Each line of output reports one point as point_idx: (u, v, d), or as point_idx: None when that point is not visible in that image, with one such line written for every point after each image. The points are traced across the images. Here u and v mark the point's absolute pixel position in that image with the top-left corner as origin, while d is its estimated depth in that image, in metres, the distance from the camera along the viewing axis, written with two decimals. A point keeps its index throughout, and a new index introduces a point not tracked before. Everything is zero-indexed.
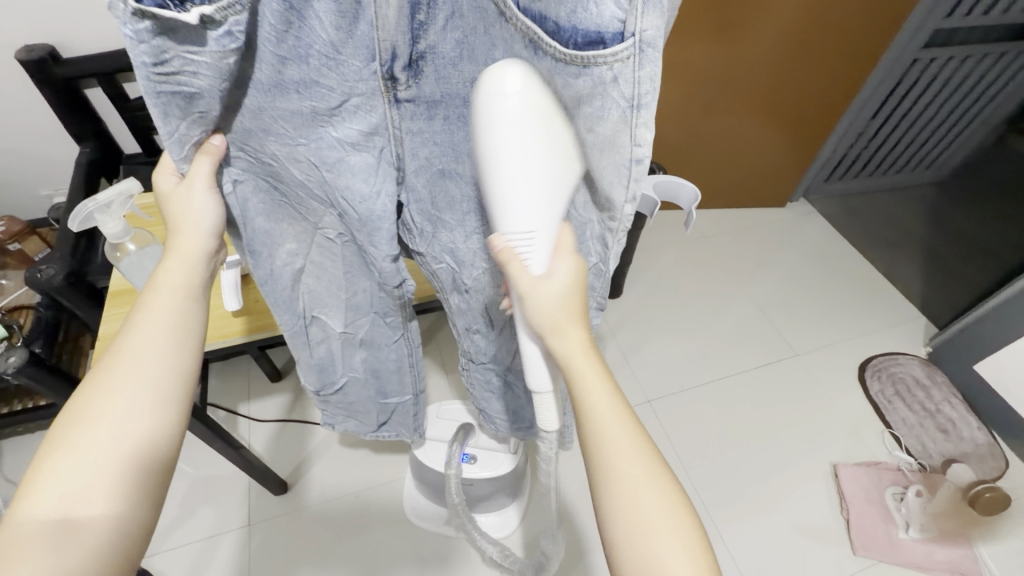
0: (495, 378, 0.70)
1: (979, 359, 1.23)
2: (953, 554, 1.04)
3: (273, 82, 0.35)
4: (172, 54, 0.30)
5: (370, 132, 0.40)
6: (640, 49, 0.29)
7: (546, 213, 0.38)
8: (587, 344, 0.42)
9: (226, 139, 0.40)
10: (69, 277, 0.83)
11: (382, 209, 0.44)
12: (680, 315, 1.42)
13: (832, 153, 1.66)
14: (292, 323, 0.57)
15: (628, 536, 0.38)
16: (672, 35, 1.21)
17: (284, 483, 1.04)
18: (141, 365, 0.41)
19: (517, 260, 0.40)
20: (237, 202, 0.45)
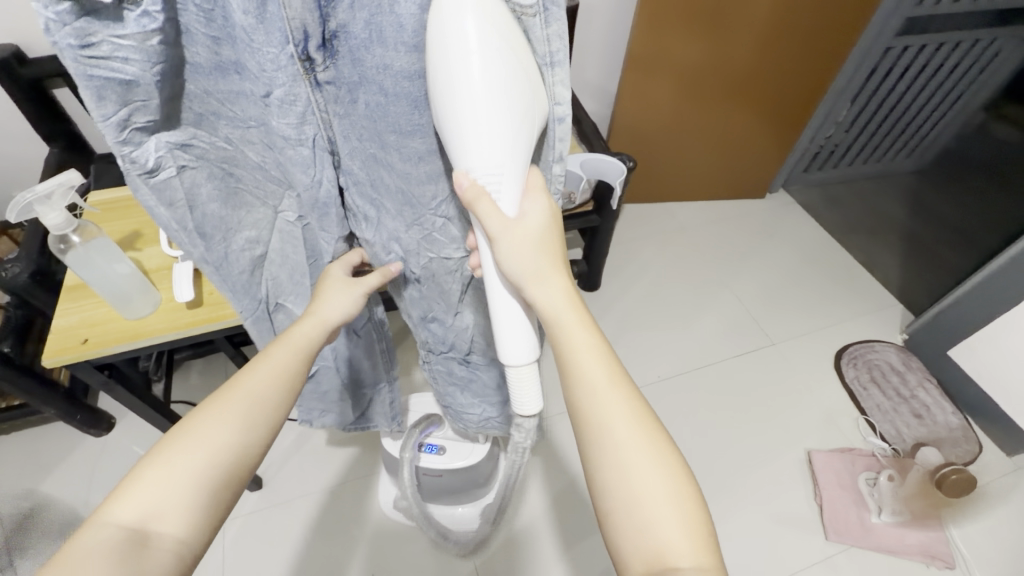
0: (459, 368, 0.71)
1: (952, 344, 1.24)
2: (924, 537, 1.05)
3: (213, 63, 0.36)
4: (99, 37, 0.29)
5: (299, 124, 0.38)
6: (545, 7, 0.33)
7: (512, 153, 0.38)
8: (564, 294, 0.45)
9: (180, 131, 0.38)
10: (35, 275, 0.83)
11: (326, 195, 0.43)
12: (658, 307, 1.43)
13: (809, 144, 1.66)
14: (254, 308, 0.55)
15: (629, 509, 0.39)
16: (647, 28, 1.20)
17: (259, 479, 1.05)
18: (247, 403, 0.43)
19: (485, 200, 0.40)
20: (186, 186, 0.41)
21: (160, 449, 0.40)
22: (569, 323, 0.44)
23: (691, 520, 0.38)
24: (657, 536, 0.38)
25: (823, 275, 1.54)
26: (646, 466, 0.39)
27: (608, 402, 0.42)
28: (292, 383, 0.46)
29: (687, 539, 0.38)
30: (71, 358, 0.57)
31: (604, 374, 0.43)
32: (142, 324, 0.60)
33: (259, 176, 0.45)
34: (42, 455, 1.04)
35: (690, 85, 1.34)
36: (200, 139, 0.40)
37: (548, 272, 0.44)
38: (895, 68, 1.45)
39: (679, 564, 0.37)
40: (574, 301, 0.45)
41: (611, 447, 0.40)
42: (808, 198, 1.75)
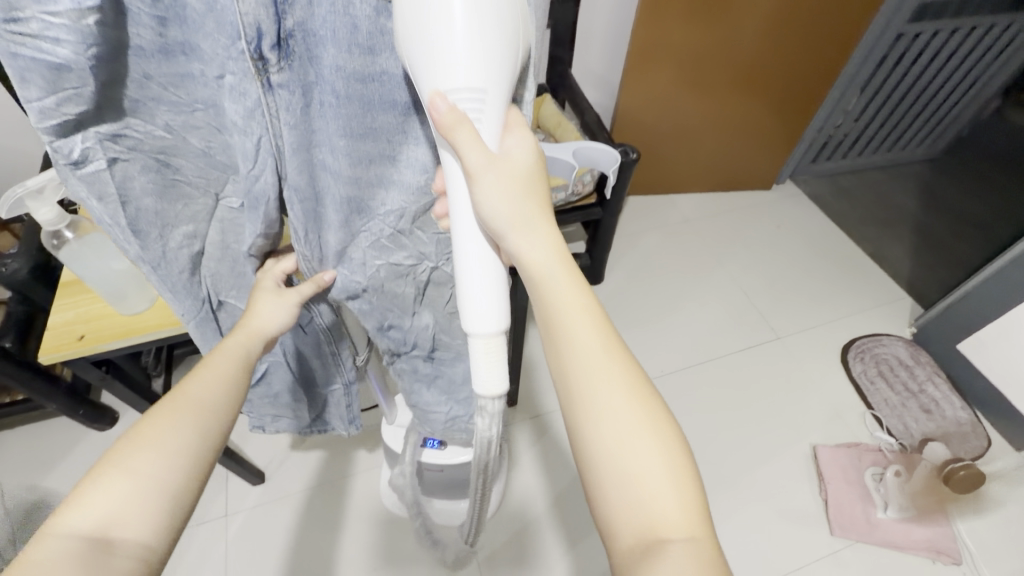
0: (423, 365, 0.67)
1: (962, 338, 1.22)
2: (931, 533, 1.04)
3: (157, 45, 0.33)
4: (27, 13, 0.27)
5: (247, 118, 0.35)
6: None
7: (495, 65, 0.34)
8: (553, 246, 0.43)
9: (115, 122, 0.36)
10: (35, 270, 0.83)
11: (260, 192, 0.40)
12: (663, 300, 1.41)
13: (818, 133, 1.62)
14: (194, 309, 0.51)
15: (616, 482, 0.37)
16: (654, 15, 1.17)
17: (262, 473, 1.05)
18: (199, 406, 0.44)
19: (466, 125, 0.36)
20: (117, 180, 0.38)
21: (109, 459, 0.39)
22: (553, 279, 0.42)
23: (683, 492, 0.37)
24: (646, 508, 0.36)
25: (830, 268, 1.51)
26: (635, 435, 0.38)
27: (601, 371, 0.39)
28: (235, 390, 0.47)
29: (678, 509, 0.36)
30: (70, 354, 0.57)
31: (597, 339, 0.41)
32: (138, 320, 0.60)
33: (202, 164, 0.41)
34: (48, 450, 1.05)
35: (696, 74, 1.32)
36: (134, 129, 0.37)
37: (531, 218, 0.43)
38: (905, 55, 1.42)
39: (670, 537, 0.35)
40: (559, 254, 0.43)
41: (603, 417, 0.38)
42: (816, 190, 1.71)
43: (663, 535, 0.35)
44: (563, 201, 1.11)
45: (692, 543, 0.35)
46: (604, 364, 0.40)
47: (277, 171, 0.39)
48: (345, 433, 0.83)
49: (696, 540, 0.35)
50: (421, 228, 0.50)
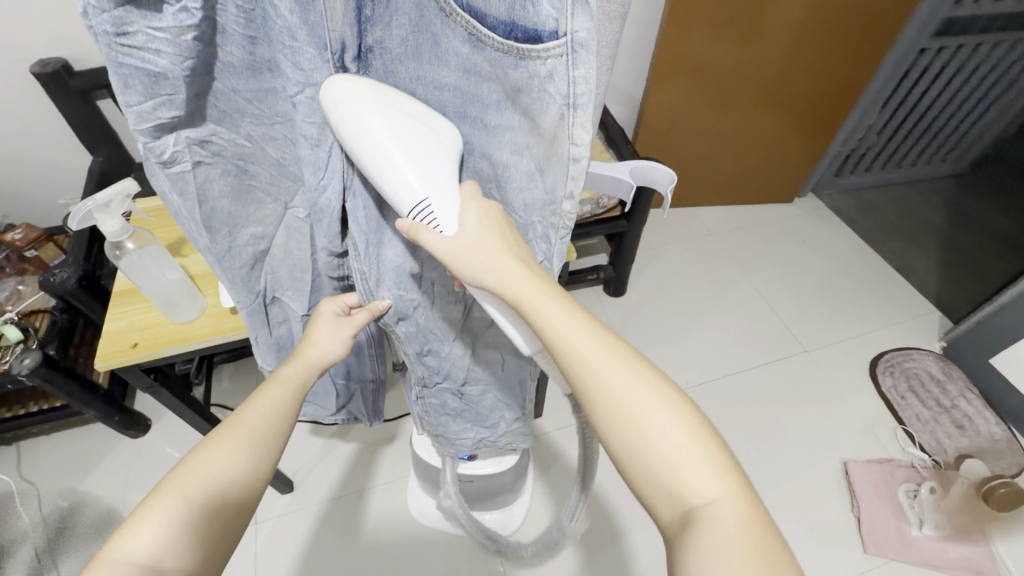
0: (453, 399, 0.69)
1: (996, 353, 1.20)
2: (968, 552, 1.02)
3: (245, 62, 0.36)
4: (135, 27, 0.30)
5: (321, 128, 0.38)
6: (573, 48, 0.32)
7: (438, 177, 0.37)
8: (529, 271, 0.39)
9: (201, 127, 0.38)
10: (82, 280, 0.85)
11: (326, 202, 0.41)
12: (686, 314, 1.41)
13: (840, 148, 1.64)
14: (251, 301, 0.54)
15: (641, 467, 0.36)
16: (678, 32, 1.19)
17: (290, 482, 1.06)
18: (255, 433, 0.45)
19: (425, 229, 0.38)
20: (199, 181, 0.41)
21: (167, 485, 0.41)
22: (534, 300, 0.38)
23: (706, 453, 0.36)
24: (672, 478, 0.35)
25: (857, 282, 1.50)
26: (643, 399, 0.37)
27: (595, 359, 0.37)
28: (286, 419, 0.49)
29: (701, 467, 0.35)
30: (124, 361, 0.59)
31: (583, 336, 0.37)
32: (190, 328, 0.61)
33: (275, 172, 0.45)
34: (84, 454, 1.07)
35: (720, 88, 1.33)
36: (220, 136, 0.40)
37: (499, 259, 0.39)
38: (929, 70, 1.42)
39: (698, 503, 0.34)
40: (538, 278, 0.39)
41: (609, 398, 0.37)
42: (840, 204, 1.71)
43: (694, 501, 0.34)
44: (590, 214, 1.12)
45: (725, 502, 0.34)
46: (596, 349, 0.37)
47: (344, 180, 0.41)
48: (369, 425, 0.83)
49: (729, 498, 0.34)
50: None
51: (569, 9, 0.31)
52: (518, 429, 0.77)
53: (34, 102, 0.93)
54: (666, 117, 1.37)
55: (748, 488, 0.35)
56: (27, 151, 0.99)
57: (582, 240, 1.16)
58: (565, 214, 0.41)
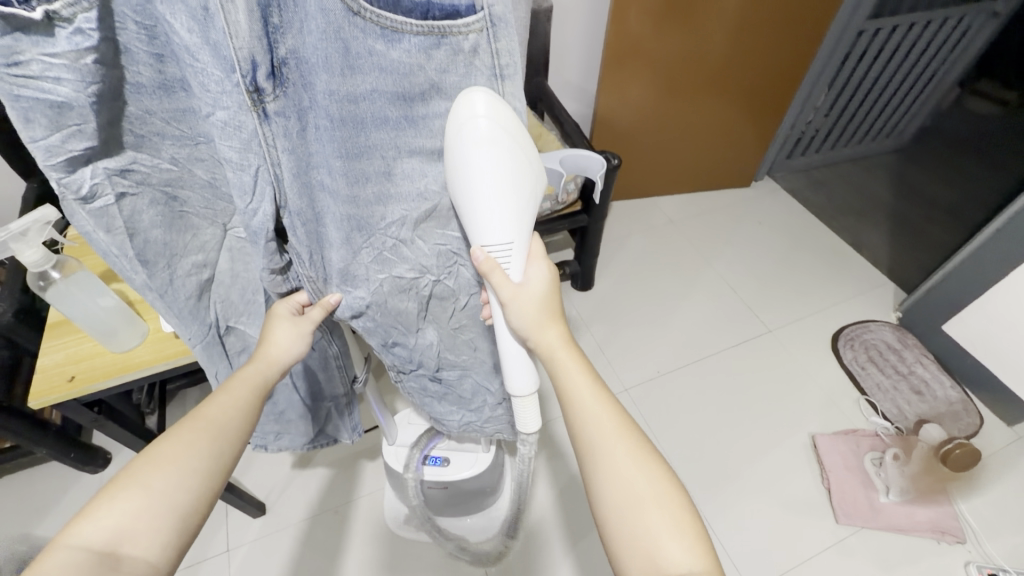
0: (432, 383, 0.66)
1: (947, 319, 1.24)
2: (934, 513, 1.05)
3: (157, 82, 0.35)
4: (28, 55, 0.28)
5: (242, 151, 0.35)
6: (492, 22, 0.36)
7: (517, 229, 0.46)
8: (564, 339, 0.51)
9: (120, 156, 0.36)
10: (18, 312, 0.83)
11: (259, 225, 0.39)
12: (653, 303, 1.42)
13: (790, 129, 1.67)
14: (201, 335, 0.50)
15: (625, 534, 0.42)
16: (623, 25, 1.20)
17: (261, 504, 1.03)
18: (217, 424, 0.44)
19: (498, 269, 0.47)
20: (126, 215, 0.39)
21: (127, 476, 0.39)
22: (567, 364, 0.49)
23: (685, 529, 0.42)
24: (657, 551, 0.41)
25: (816, 258, 1.54)
26: (635, 473, 0.44)
27: (609, 437, 0.46)
28: (251, 413, 0.46)
29: (677, 542, 0.41)
30: (59, 397, 0.56)
31: (602, 408, 0.47)
32: (130, 357, 0.59)
33: (207, 195, 0.42)
34: (38, 496, 1.02)
35: (669, 78, 1.34)
36: (142, 163, 0.38)
37: (547, 324, 0.50)
38: (868, 50, 1.47)
39: (676, 571, 0.40)
40: (570, 344, 0.51)
41: (613, 474, 0.44)
42: (793, 183, 1.76)
43: (670, 566, 0.40)
44: (549, 211, 1.12)
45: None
46: (603, 420, 0.47)
47: (276, 201, 0.38)
48: (349, 443, 0.80)
49: (702, 573, 0.40)
50: (421, 239, 0.48)
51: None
52: (503, 414, 0.75)
53: None
54: (618, 110, 1.38)
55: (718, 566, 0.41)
56: None
57: (543, 236, 1.16)
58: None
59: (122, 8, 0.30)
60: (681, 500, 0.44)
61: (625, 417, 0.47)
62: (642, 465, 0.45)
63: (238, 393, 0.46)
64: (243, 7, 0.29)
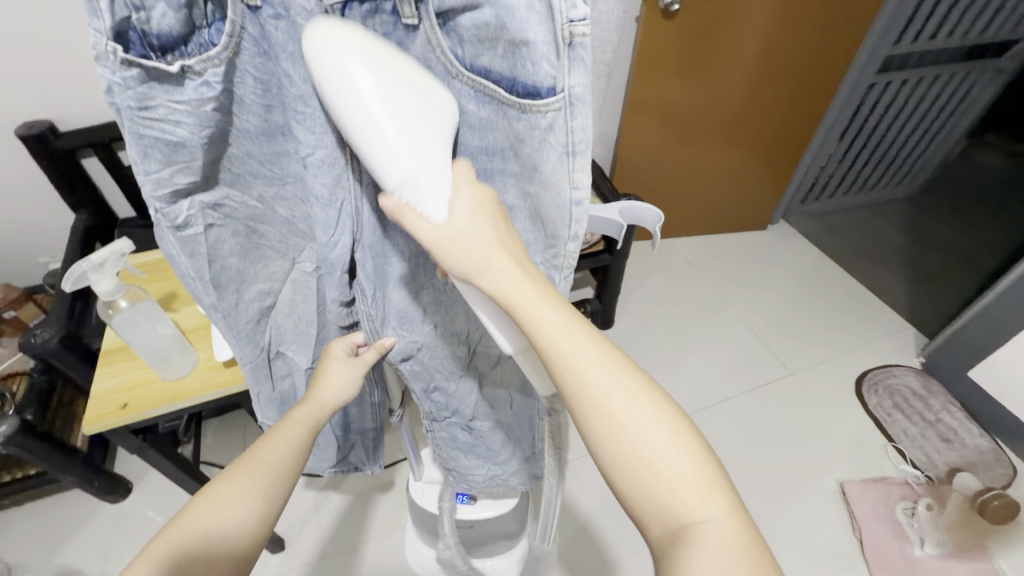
0: (462, 434, 0.67)
1: (972, 366, 1.23)
2: (972, 568, 1.02)
3: (260, 129, 0.38)
4: (158, 101, 0.31)
5: (332, 187, 0.38)
6: (570, 102, 0.34)
7: (425, 155, 0.32)
8: (520, 268, 0.36)
9: (214, 190, 0.39)
10: (65, 339, 0.83)
11: (338, 257, 0.42)
12: (673, 343, 1.42)
13: (805, 175, 1.69)
14: (254, 357, 0.52)
15: (630, 480, 0.35)
16: (644, 73, 1.25)
17: (282, 540, 1.01)
18: (269, 469, 0.45)
19: (412, 210, 0.33)
20: (209, 243, 0.41)
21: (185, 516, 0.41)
22: (523, 296, 0.35)
23: (705, 475, 0.35)
24: (670, 496, 0.34)
25: (834, 302, 1.55)
26: (641, 421, 0.35)
27: (589, 374, 0.35)
28: (300, 456, 0.47)
29: (694, 487, 0.34)
30: (111, 423, 0.57)
31: (579, 345, 0.35)
32: (181, 385, 0.60)
33: (284, 231, 0.45)
34: (56, 527, 1.01)
35: (689, 125, 1.39)
36: (232, 199, 0.40)
37: (491, 254, 0.35)
38: (879, 102, 1.52)
39: (697, 518, 0.33)
40: (527, 274, 0.36)
41: (603, 413, 0.35)
42: (809, 228, 1.78)
43: (689, 519, 0.34)
44: None
45: (721, 520, 0.34)
46: (592, 368, 0.35)
47: (354, 234, 0.41)
48: (371, 474, 0.79)
49: (725, 518, 0.34)
50: None
51: (566, 67, 0.32)
52: (527, 469, 0.76)
53: (18, 165, 0.93)
54: (639, 155, 1.43)
55: (744, 509, 0.35)
56: (8, 213, 0.98)
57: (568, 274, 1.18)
58: (568, 255, 0.43)
59: (245, 65, 0.33)
60: (688, 428, 0.36)
61: (610, 347, 0.37)
62: (646, 403, 0.35)
63: (287, 437, 0.47)
64: None
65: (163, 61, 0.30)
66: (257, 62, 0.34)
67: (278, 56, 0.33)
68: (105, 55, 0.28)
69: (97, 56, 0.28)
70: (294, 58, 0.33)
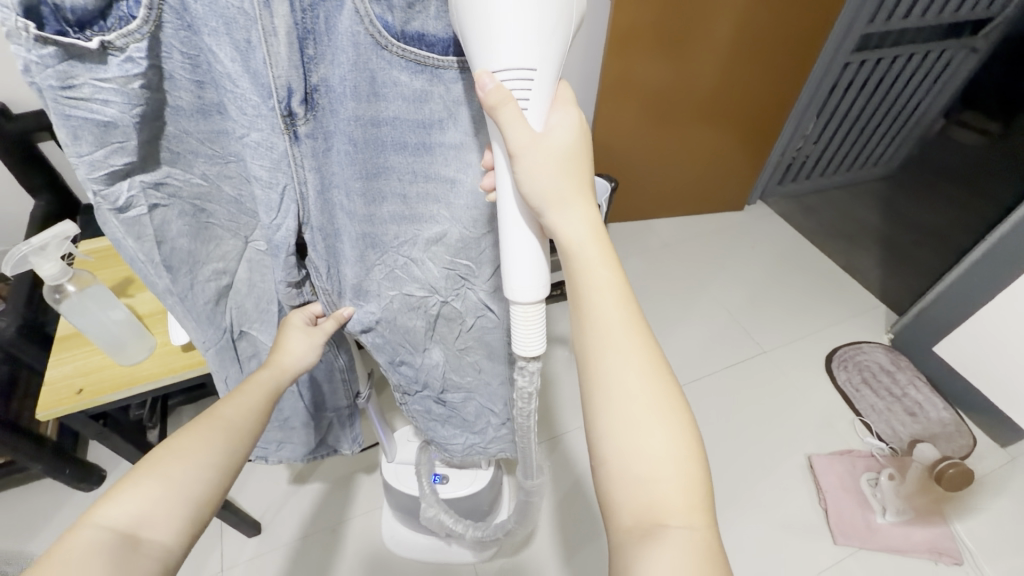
0: (436, 406, 0.67)
1: (937, 341, 1.27)
2: (930, 534, 1.06)
3: (195, 105, 0.36)
4: (81, 80, 0.31)
5: (272, 169, 0.38)
6: None
7: (544, 47, 0.34)
8: (593, 226, 0.41)
9: (155, 171, 0.38)
10: (22, 328, 0.84)
11: (281, 240, 0.41)
12: (647, 322, 1.44)
13: (781, 156, 1.72)
14: (217, 338, 0.51)
15: (618, 461, 0.36)
16: (618, 53, 1.24)
17: (257, 524, 1.02)
18: (238, 423, 0.45)
19: (510, 103, 0.34)
20: (156, 224, 0.41)
21: (150, 462, 0.40)
22: (590, 254, 0.40)
23: (691, 489, 0.36)
24: (653, 493, 0.35)
25: (807, 281, 1.57)
26: (650, 421, 0.37)
27: (616, 349, 0.38)
28: (265, 415, 0.47)
29: (683, 495, 0.35)
30: (67, 408, 0.57)
31: (621, 317, 0.39)
32: (138, 369, 0.60)
33: (233, 210, 0.44)
34: (30, 516, 1.00)
35: (664, 104, 1.39)
36: (175, 177, 0.40)
37: (571, 199, 0.40)
38: (854, 81, 1.52)
39: (668, 521, 0.35)
40: (600, 235, 0.41)
41: (619, 387, 0.38)
42: (786, 210, 1.81)
43: (662, 518, 0.35)
44: None
45: (689, 531, 0.34)
46: (626, 350, 0.38)
47: (298, 218, 0.41)
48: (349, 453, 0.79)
49: (697, 530, 0.34)
50: (432, 261, 0.49)
51: None
52: (506, 435, 0.75)
53: None
54: (614, 134, 1.42)
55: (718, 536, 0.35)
56: None
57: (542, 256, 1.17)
58: None
59: (169, 42, 0.32)
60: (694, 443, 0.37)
61: (646, 334, 0.40)
62: (662, 406, 0.37)
63: (254, 397, 0.47)
64: (283, 39, 0.32)
65: (81, 37, 0.29)
66: (181, 40, 0.32)
67: (201, 31, 0.32)
68: (16, 32, 0.27)
69: (7, 34, 0.27)
70: (218, 35, 0.32)
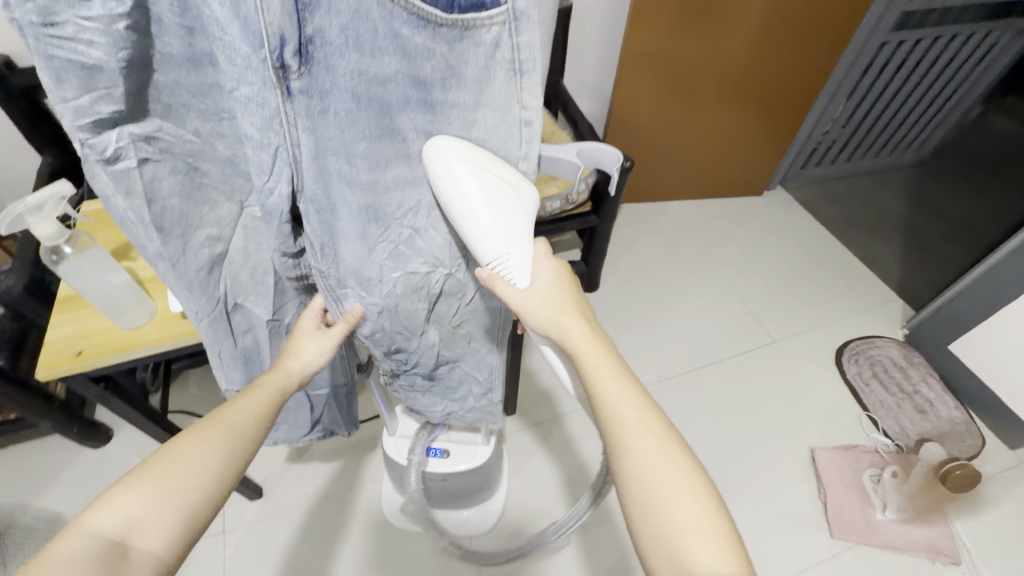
0: (422, 379, 0.66)
1: (954, 339, 1.23)
2: (929, 533, 1.05)
3: (186, 54, 0.35)
4: (63, 17, 0.28)
5: (264, 128, 0.35)
6: (514, 16, 0.36)
7: (511, 233, 0.44)
8: (587, 327, 0.46)
9: (146, 122, 0.36)
10: (29, 286, 0.83)
11: (275, 205, 0.39)
12: (657, 307, 1.42)
13: (807, 138, 1.65)
14: (208, 309, 0.50)
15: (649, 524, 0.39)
16: (641, 24, 1.18)
17: (259, 488, 1.03)
18: (236, 429, 0.44)
19: (502, 279, 0.45)
20: (146, 180, 0.39)
21: (147, 467, 0.40)
22: (585, 348, 0.44)
23: (718, 533, 0.38)
24: (684, 548, 0.38)
25: (823, 272, 1.53)
26: (670, 479, 0.40)
27: (625, 421, 0.42)
28: (267, 420, 0.47)
29: (712, 545, 0.38)
30: (69, 369, 0.57)
31: (623, 394, 0.43)
32: (139, 334, 0.59)
33: (226, 171, 0.43)
34: (40, 470, 1.03)
35: (687, 81, 1.33)
36: (166, 132, 0.38)
37: (562, 314, 0.46)
38: (891, 62, 1.45)
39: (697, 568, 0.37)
40: (592, 331, 0.46)
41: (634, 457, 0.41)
42: (807, 195, 1.75)
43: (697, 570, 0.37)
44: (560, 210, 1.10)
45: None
46: (634, 423, 0.42)
47: (293, 184, 0.38)
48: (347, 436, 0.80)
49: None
50: (433, 228, 0.48)
51: None
52: (485, 406, 0.74)
53: None
54: (633, 111, 1.37)
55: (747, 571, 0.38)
56: None
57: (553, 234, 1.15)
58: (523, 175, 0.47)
59: None
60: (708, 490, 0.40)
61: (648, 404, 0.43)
62: (675, 463, 0.40)
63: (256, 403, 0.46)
64: None
65: None
66: None
67: None
68: None
69: None
70: None
